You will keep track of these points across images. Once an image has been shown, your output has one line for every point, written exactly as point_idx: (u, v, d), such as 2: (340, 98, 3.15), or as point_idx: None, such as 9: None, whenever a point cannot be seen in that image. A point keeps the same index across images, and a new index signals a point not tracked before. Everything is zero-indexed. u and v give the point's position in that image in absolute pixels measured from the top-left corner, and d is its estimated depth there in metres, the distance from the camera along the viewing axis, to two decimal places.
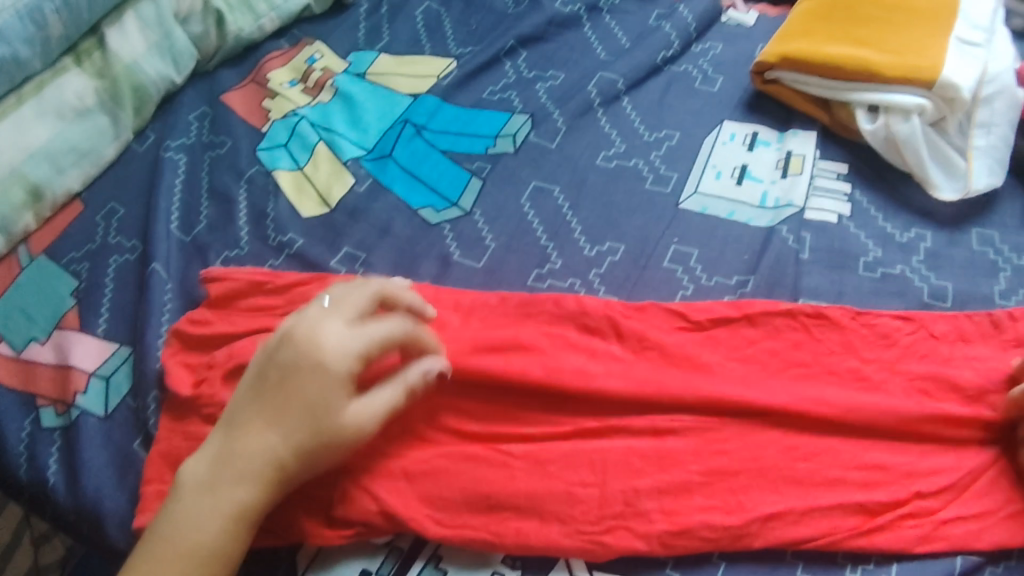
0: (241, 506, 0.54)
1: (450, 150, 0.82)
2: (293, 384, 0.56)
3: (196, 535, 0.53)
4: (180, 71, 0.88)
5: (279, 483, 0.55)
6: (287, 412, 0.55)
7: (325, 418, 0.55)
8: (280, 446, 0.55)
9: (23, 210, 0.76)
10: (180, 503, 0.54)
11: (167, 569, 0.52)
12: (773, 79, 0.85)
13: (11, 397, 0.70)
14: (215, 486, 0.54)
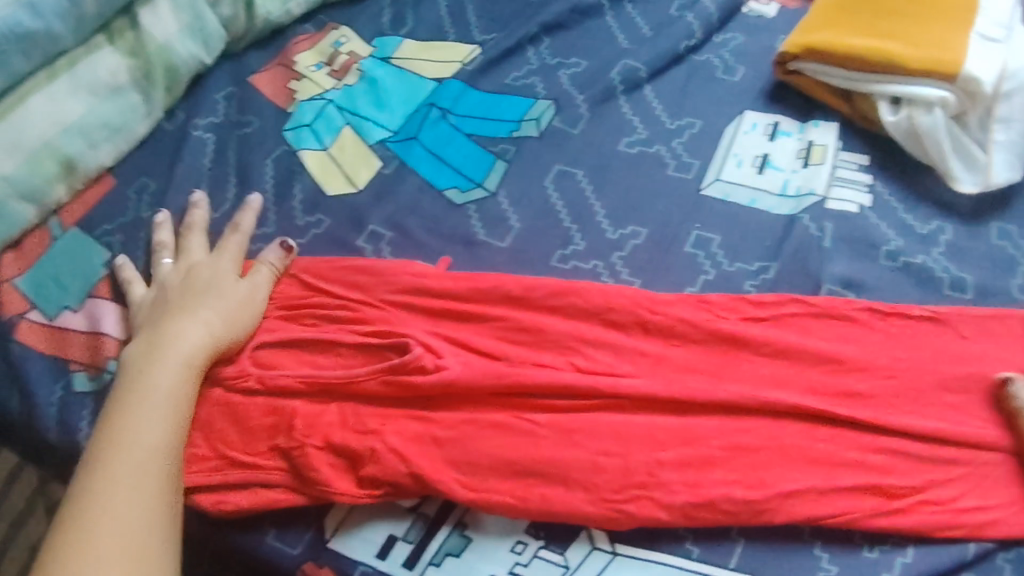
0: (186, 358, 0.63)
1: (475, 133, 0.83)
2: (197, 280, 0.69)
3: (157, 386, 0.61)
4: (210, 52, 0.89)
5: (214, 332, 0.65)
6: (200, 293, 0.68)
7: (223, 288, 0.68)
8: (203, 309, 0.66)
9: (56, 182, 0.79)
10: (129, 379, 0.63)
11: (139, 411, 0.60)
12: (795, 69, 0.86)
13: (43, 362, 0.72)
14: (161, 350, 0.64)
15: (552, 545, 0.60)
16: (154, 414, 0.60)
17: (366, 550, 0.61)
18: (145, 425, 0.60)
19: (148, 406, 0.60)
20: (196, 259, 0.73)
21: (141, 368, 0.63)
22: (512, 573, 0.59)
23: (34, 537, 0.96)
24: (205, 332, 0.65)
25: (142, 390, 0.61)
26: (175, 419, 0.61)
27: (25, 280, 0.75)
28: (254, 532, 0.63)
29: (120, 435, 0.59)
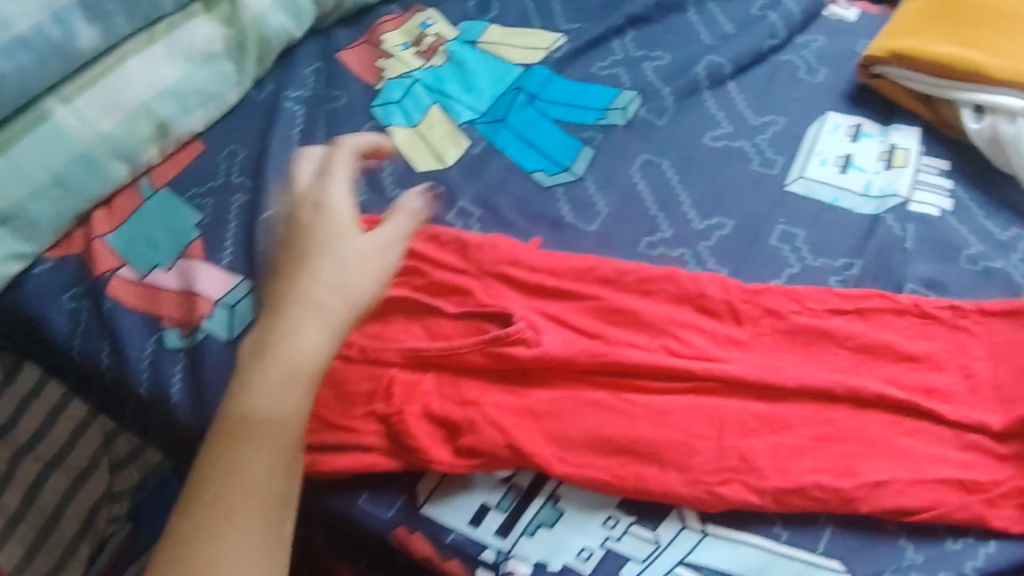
0: (303, 364, 0.54)
1: (561, 119, 0.84)
2: (326, 243, 0.61)
3: (267, 404, 0.52)
4: (300, 27, 0.91)
5: (334, 335, 0.56)
6: (323, 259, 0.60)
7: (349, 252, 0.60)
8: (323, 295, 0.57)
9: (149, 143, 0.81)
10: (237, 389, 0.53)
11: (253, 435, 0.51)
12: (879, 73, 0.87)
13: (134, 317, 0.72)
14: (273, 356, 0.54)
15: (643, 521, 0.61)
16: (269, 445, 0.51)
17: (458, 517, 0.62)
18: (258, 455, 0.50)
19: (263, 429, 0.51)
20: (324, 198, 0.66)
21: (252, 374, 0.53)
22: (603, 546, 0.60)
23: (94, 496, 0.95)
24: (325, 326, 0.56)
25: (253, 409, 0.51)
26: (291, 444, 0.52)
27: (117, 236, 0.77)
28: (347, 494, 0.64)
29: (233, 468, 0.49)
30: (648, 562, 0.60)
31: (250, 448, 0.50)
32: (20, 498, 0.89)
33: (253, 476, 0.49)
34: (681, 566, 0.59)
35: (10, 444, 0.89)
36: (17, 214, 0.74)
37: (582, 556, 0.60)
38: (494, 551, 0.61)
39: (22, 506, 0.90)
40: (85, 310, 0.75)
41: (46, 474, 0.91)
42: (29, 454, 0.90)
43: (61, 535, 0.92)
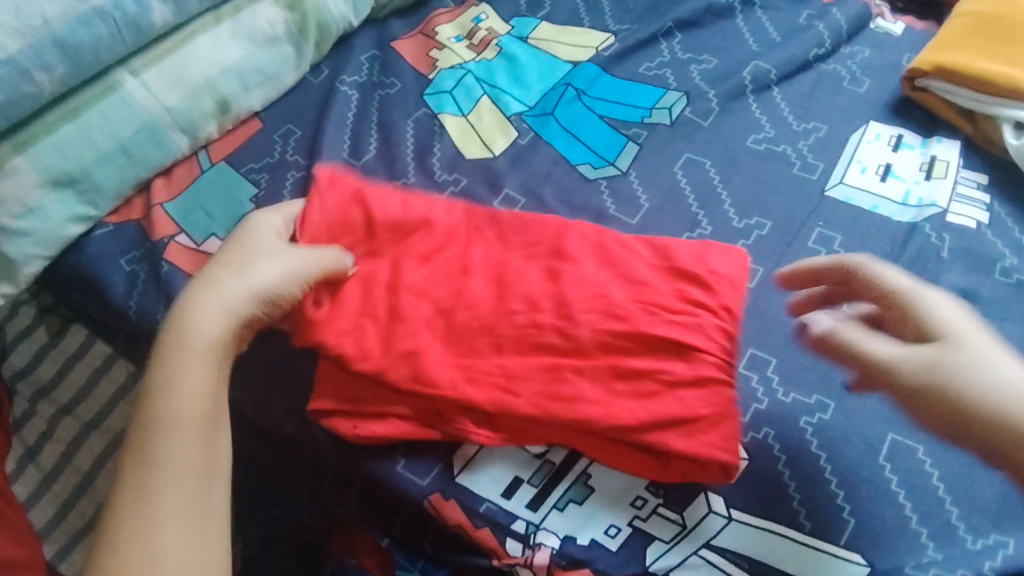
0: (213, 341, 0.53)
1: (608, 116, 0.86)
2: (235, 265, 0.58)
3: (190, 385, 0.50)
4: (358, 15, 0.94)
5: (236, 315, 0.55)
6: (232, 276, 0.57)
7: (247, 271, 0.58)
8: (219, 281, 0.56)
9: (210, 118, 0.84)
10: (157, 393, 0.50)
11: (179, 419, 0.49)
12: (922, 86, 0.88)
13: (189, 281, 0.75)
14: (181, 342, 0.52)
15: (670, 504, 0.62)
16: (189, 424, 0.49)
17: (492, 489, 0.63)
18: (186, 442, 0.48)
19: (189, 413, 0.49)
20: (254, 259, 0.59)
21: (167, 358, 0.51)
22: (630, 526, 0.61)
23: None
24: (225, 314, 0.54)
25: (172, 396, 0.49)
26: (221, 418, 0.51)
27: (175, 206, 0.80)
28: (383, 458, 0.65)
29: (155, 444, 0.47)
30: (674, 543, 0.61)
31: (181, 433, 0.48)
32: (58, 456, 0.92)
33: (182, 465, 0.47)
34: (704, 549, 0.60)
35: (56, 403, 0.92)
36: (83, 177, 0.77)
37: (610, 533, 0.61)
38: (525, 522, 0.62)
39: (60, 464, 0.92)
40: (142, 273, 0.78)
41: (86, 435, 0.91)
42: (70, 414, 0.92)
43: (94, 495, 0.90)
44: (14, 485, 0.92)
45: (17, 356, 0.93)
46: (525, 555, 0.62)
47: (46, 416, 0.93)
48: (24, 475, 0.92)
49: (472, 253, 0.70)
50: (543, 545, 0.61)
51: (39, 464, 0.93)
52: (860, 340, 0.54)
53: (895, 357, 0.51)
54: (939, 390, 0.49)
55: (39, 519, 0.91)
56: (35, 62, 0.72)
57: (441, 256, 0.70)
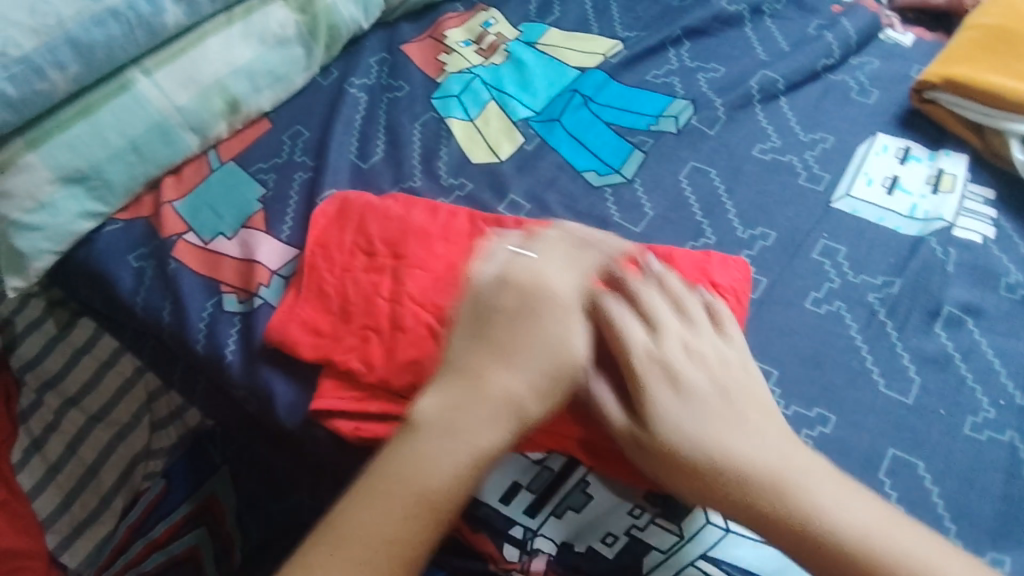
0: (478, 448, 0.51)
1: (614, 123, 0.87)
2: (547, 328, 0.55)
3: (435, 483, 0.50)
4: (368, 18, 0.95)
5: (518, 417, 0.52)
6: (511, 360, 0.53)
7: (552, 338, 0.54)
8: (531, 353, 0.54)
9: (219, 118, 0.84)
10: (405, 454, 0.51)
11: (406, 510, 0.50)
12: (931, 99, 0.88)
13: (195, 280, 0.76)
14: (451, 428, 0.51)
15: (667, 515, 0.60)
16: (416, 516, 0.50)
17: (491, 495, 0.64)
18: (390, 526, 0.49)
19: (414, 506, 0.50)
20: (564, 296, 0.57)
21: (433, 437, 0.51)
22: (628, 534, 0.61)
23: (133, 451, 0.94)
24: (512, 413, 0.52)
25: (418, 484, 0.50)
26: (438, 526, 0.50)
27: (184, 204, 0.81)
28: None
29: (363, 519, 0.50)
30: (669, 554, 0.60)
31: (383, 511, 0.50)
32: (64, 447, 0.94)
33: (371, 544, 0.49)
34: (701, 561, 0.59)
35: (63, 395, 0.94)
36: (94, 175, 0.78)
37: (607, 541, 0.62)
38: (522, 529, 0.63)
39: (65, 455, 0.93)
40: (149, 270, 0.78)
41: (91, 427, 0.94)
42: (77, 406, 0.94)
43: (98, 487, 0.93)
44: (19, 474, 0.91)
45: (26, 346, 0.94)
46: (522, 562, 0.63)
47: (53, 407, 0.94)
48: (29, 465, 0.92)
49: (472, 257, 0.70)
50: (540, 551, 0.63)
51: (44, 454, 0.93)
52: (602, 403, 0.55)
53: (624, 422, 0.54)
54: (678, 470, 0.52)
55: (44, 509, 0.91)
56: (49, 60, 0.73)
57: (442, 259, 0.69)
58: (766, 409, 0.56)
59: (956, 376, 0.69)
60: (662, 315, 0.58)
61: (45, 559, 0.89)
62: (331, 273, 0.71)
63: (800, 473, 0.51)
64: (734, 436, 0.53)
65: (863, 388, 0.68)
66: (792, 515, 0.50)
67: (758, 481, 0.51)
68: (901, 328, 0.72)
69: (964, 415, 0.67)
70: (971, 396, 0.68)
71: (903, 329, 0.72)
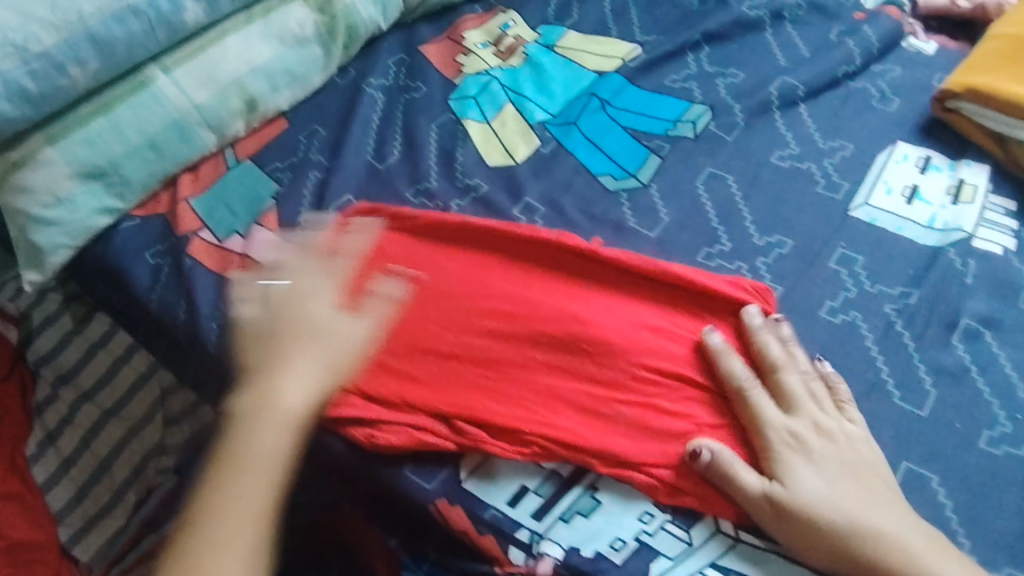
0: (295, 412, 0.51)
1: (631, 127, 0.86)
2: (297, 305, 0.56)
3: (265, 448, 0.49)
4: (387, 18, 0.95)
5: (325, 383, 0.53)
6: (308, 335, 0.54)
7: (326, 320, 0.55)
8: (307, 324, 0.55)
9: (237, 116, 0.85)
10: (234, 443, 0.49)
11: (241, 489, 0.48)
12: (953, 108, 0.87)
13: (209, 278, 0.76)
14: (264, 409, 0.50)
15: (678, 520, 0.61)
16: (253, 483, 0.48)
17: (496, 497, 0.63)
18: (244, 499, 0.48)
19: (252, 480, 0.48)
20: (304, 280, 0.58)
21: (252, 419, 0.50)
22: (637, 539, 0.60)
23: (146, 446, 0.94)
24: (319, 386, 0.53)
25: (246, 456, 0.49)
26: (274, 493, 0.49)
27: (200, 201, 0.81)
28: (393, 465, 0.65)
29: (209, 510, 0.47)
30: (678, 560, 0.60)
31: (238, 488, 0.48)
32: (76, 442, 0.94)
33: (229, 523, 0.47)
34: (709, 568, 0.59)
35: (77, 389, 0.95)
36: (111, 170, 0.79)
37: (615, 546, 0.60)
38: (528, 531, 0.62)
39: (78, 449, 0.94)
40: (165, 267, 0.79)
41: (105, 421, 0.94)
42: (91, 400, 0.95)
43: (110, 481, 0.93)
44: (32, 468, 0.92)
45: (42, 341, 0.96)
46: (528, 565, 0.62)
47: (67, 401, 0.95)
48: (43, 459, 0.92)
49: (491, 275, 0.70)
50: (545, 556, 0.61)
51: (59, 448, 0.93)
52: (737, 472, 0.59)
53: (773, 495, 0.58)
54: (797, 528, 0.57)
55: (56, 502, 0.91)
56: (70, 56, 0.73)
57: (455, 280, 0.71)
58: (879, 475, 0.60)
59: (972, 389, 0.68)
60: (803, 396, 0.63)
61: (56, 551, 0.89)
62: None
63: (895, 530, 0.56)
64: (847, 501, 0.57)
65: (878, 401, 0.67)
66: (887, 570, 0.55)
67: (859, 536, 0.56)
68: (918, 339, 0.71)
69: (979, 429, 0.66)
70: (987, 409, 0.67)
71: (920, 341, 0.71)
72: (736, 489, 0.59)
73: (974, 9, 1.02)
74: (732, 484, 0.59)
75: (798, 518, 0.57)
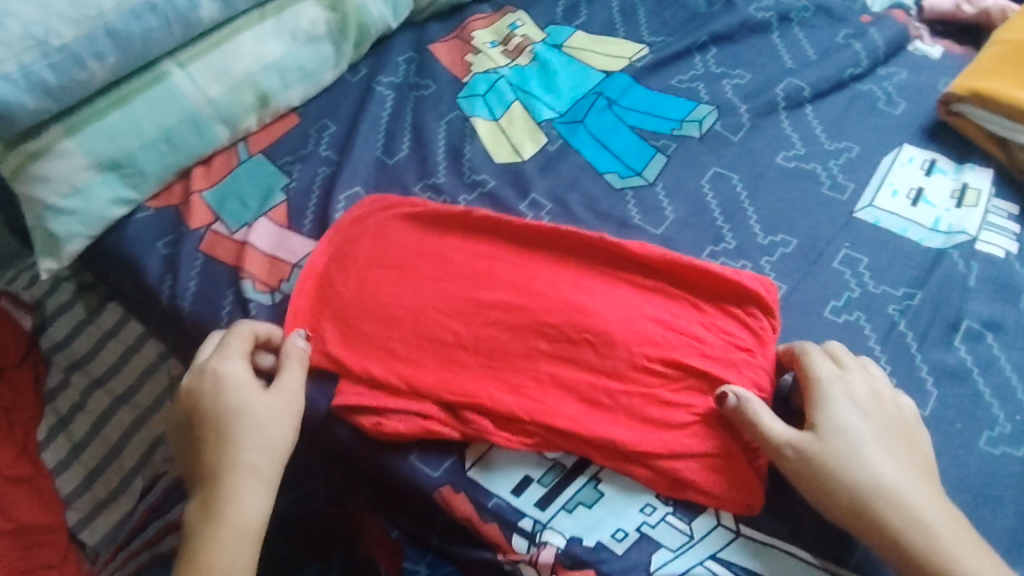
0: (249, 517, 0.59)
1: (637, 126, 0.87)
2: (229, 400, 0.62)
3: (243, 515, 0.59)
4: (397, 17, 0.96)
5: (272, 479, 0.61)
6: (242, 441, 0.61)
7: (257, 410, 0.62)
8: (245, 423, 0.61)
9: (250, 112, 0.86)
10: (205, 537, 0.59)
11: (235, 552, 0.59)
12: (958, 111, 0.88)
13: (220, 269, 0.78)
14: (220, 513, 0.59)
15: (680, 512, 0.62)
16: (238, 550, 0.59)
17: (501, 486, 0.64)
18: (235, 565, 0.58)
19: (243, 543, 0.59)
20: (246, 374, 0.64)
21: (211, 526, 0.59)
22: (639, 531, 0.61)
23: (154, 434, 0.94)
24: (264, 487, 0.60)
25: (229, 524, 0.59)
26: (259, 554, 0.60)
27: (212, 194, 0.83)
28: (399, 454, 0.66)
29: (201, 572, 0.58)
30: (680, 551, 0.61)
31: (225, 558, 0.58)
32: (88, 427, 0.96)
33: None
34: (710, 560, 0.60)
35: (88, 376, 0.98)
36: (126, 163, 0.80)
37: (617, 537, 0.61)
38: (531, 520, 0.63)
39: (89, 434, 0.96)
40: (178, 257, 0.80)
41: (116, 408, 0.96)
42: (102, 386, 0.97)
43: (120, 466, 0.94)
44: (43, 452, 0.94)
45: (56, 328, 0.99)
46: (530, 553, 0.62)
47: (79, 387, 0.98)
48: (53, 443, 0.95)
49: (496, 267, 0.71)
50: (548, 544, 0.62)
51: (70, 433, 0.96)
52: (762, 418, 0.60)
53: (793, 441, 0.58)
54: (812, 479, 0.57)
55: (66, 485, 0.93)
56: (88, 51, 0.75)
57: (459, 271, 0.71)
58: (917, 449, 0.59)
59: (973, 390, 0.69)
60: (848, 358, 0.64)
61: (65, 535, 0.91)
62: (347, 287, 0.72)
63: (919, 501, 0.56)
64: (875, 459, 0.57)
65: None
66: (898, 530, 0.55)
67: (878, 496, 0.55)
68: (920, 339, 0.71)
69: (979, 429, 0.67)
70: (988, 410, 0.68)
71: (922, 341, 0.71)
72: (759, 434, 0.59)
73: (980, 14, 1.03)
74: (755, 429, 0.60)
75: (820, 471, 0.57)
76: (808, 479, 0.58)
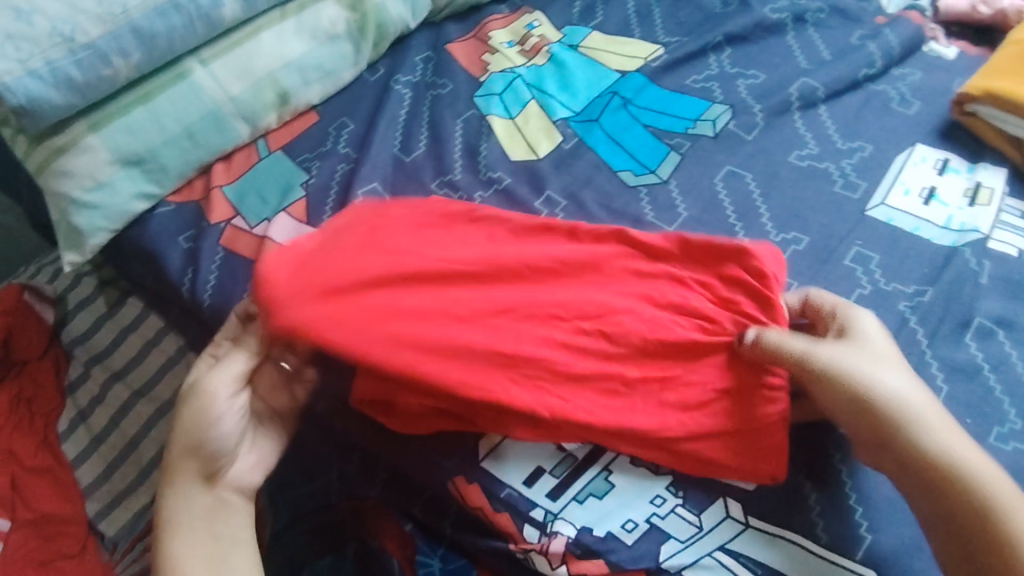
0: (172, 501, 0.64)
1: (652, 125, 0.88)
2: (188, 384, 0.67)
3: (170, 501, 0.64)
4: (415, 17, 0.97)
5: (184, 471, 0.64)
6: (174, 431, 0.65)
7: (189, 393, 0.66)
8: (180, 409, 0.66)
9: (270, 109, 0.88)
10: None
11: (166, 528, 0.63)
12: (972, 111, 0.88)
13: (239, 262, 0.79)
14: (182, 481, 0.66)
15: (689, 505, 0.63)
16: (169, 527, 0.63)
17: (513, 477, 0.65)
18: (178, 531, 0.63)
19: (170, 522, 0.63)
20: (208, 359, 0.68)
21: None
22: (648, 522, 0.62)
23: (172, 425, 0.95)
24: (189, 476, 0.64)
25: (169, 500, 0.64)
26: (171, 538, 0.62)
27: (232, 189, 0.85)
28: (414, 444, 0.67)
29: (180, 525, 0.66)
30: (689, 542, 0.62)
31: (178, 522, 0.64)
32: (108, 418, 0.97)
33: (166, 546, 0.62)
34: (718, 551, 0.61)
35: (108, 369, 0.99)
36: (149, 158, 0.82)
37: (627, 527, 0.62)
38: (543, 510, 0.64)
39: (107, 428, 0.97)
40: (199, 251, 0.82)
41: (135, 401, 0.97)
42: (121, 380, 0.98)
43: (137, 459, 0.95)
44: (63, 444, 0.96)
45: (77, 321, 1.01)
46: (541, 542, 0.63)
47: (99, 380, 0.99)
48: (74, 435, 0.97)
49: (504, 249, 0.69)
50: (558, 534, 0.63)
51: (89, 425, 0.98)
52: (789, 343, 0.62)
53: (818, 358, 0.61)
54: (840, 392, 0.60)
55: (85, 477, 0.95)
56: (114, 48, 0.76)
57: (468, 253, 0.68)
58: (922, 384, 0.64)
59: (984, 387, 0.69)
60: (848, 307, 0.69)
61: (83, 526, 0.92)
62: None
63: (936, 412, 0.60)
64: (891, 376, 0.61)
65: None
66: (921, 433, 0.58)
67: (910, 407, 0.59)
68: (932, 336, 0.72)
69: (989, 426, 0.67)
70: (999, 407, 0.68)
71: (933, 338, 0.72)
72: (785, 358, 0.62)
73: (995, 15, 1.03)
74: (783, 356, 0.62)
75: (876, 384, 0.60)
76: (858, 392, 0.60)
